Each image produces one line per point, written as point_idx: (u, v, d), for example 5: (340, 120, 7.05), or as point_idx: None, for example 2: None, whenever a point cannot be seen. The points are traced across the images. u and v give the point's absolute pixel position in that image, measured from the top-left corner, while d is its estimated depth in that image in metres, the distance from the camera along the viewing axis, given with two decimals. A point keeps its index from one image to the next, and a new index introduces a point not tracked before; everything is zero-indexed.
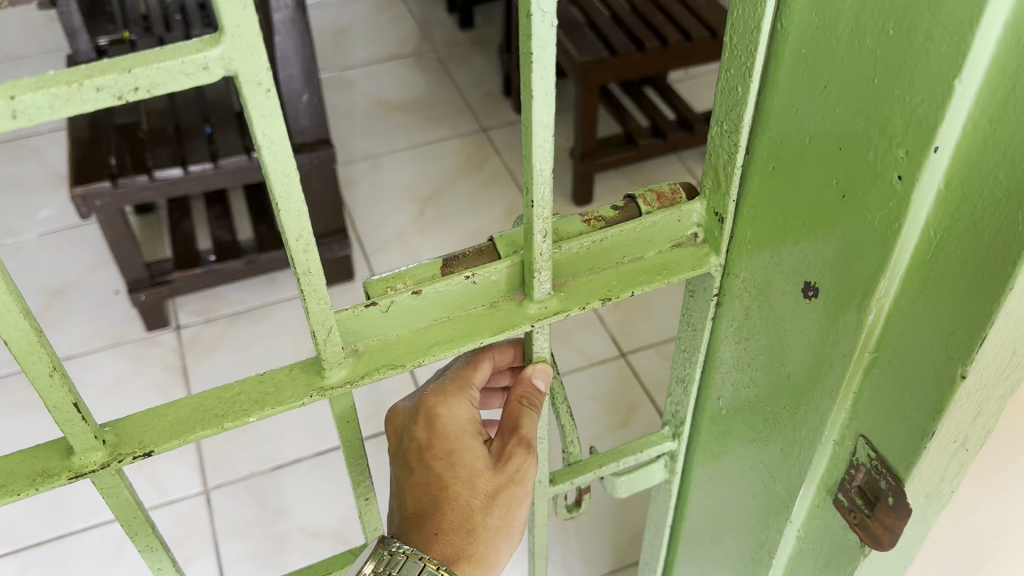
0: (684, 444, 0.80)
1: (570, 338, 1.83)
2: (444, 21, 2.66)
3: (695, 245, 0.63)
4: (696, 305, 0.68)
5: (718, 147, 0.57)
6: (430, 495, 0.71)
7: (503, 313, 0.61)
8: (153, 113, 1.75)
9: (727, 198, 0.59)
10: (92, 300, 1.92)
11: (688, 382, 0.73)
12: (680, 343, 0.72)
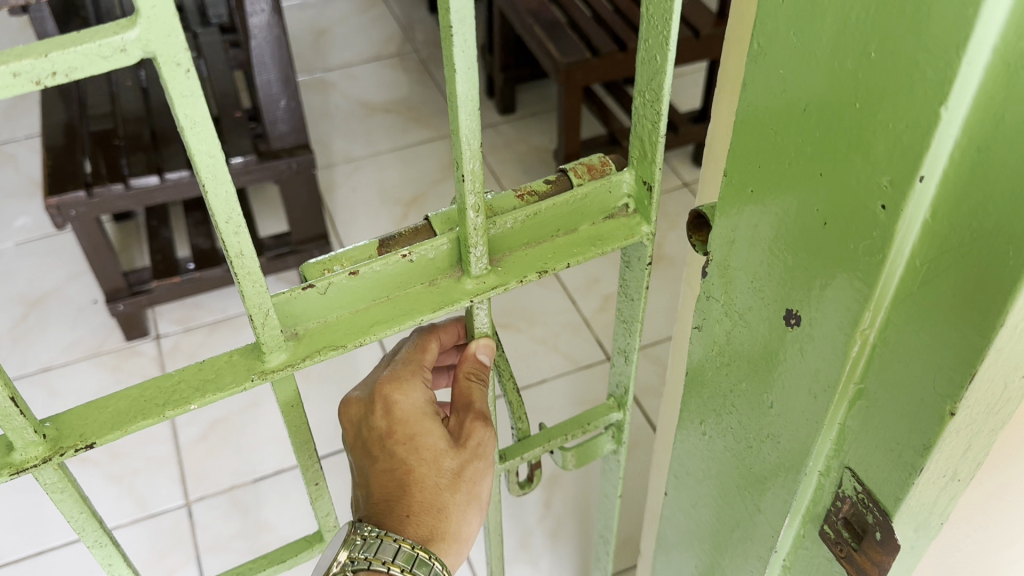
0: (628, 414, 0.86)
1: (557, 343, 1.82)
2: (426, 21, 2.63)
3: (626, 214, 0.68)
4: (634, 274, 0.73)
5: (642, 117, 0.62)
6: (396, 481, 0.71)
7: (442, 289, 0.63)
8: (128, 119, 1.71)
9: (654, 167, 0.64)
10: (71, 310, 1.88)
11: (628, 353, 0.79)
12: (619, 314, 0.77)
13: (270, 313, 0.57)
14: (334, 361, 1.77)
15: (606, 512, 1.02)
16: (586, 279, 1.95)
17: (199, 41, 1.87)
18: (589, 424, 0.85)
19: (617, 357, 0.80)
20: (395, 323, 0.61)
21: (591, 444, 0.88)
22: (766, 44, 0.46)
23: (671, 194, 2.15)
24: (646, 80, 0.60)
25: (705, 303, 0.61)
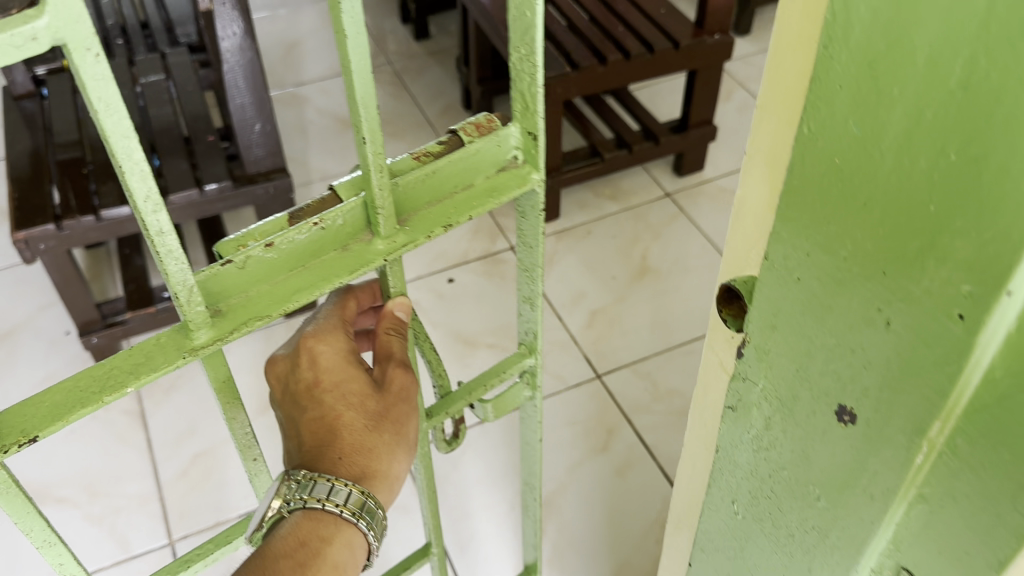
0: (540, 359, 0.87)
1: (545, 361, 1.80)
2: (398, 31, 2.60)
3: (517, 165, 0.71)
4: (529, 221, 0.75)
5: (521, 72, 0.65)
6: (325, 429, 0.72)
7: (354, 254, 0.66)
8: (96, 146, 1.64)
9: (536, 117, 0.67)
10: (42, 343, 1.81)
11: (534, 299, 0.81)
12: (520, 264, 0.80)
13: (194, 291, 0.58)
14: None
15: (532, 470, 1.02)
16: (572, 294, 1.93)
17: (169, 62, 1.81)
18: (504, 373, 0.86)
19: (523, 305, 0.82)
20: (312, 289, 0.64)
21: (511, 395, 0.89)
22: (820, 131, 0.45)
23: (654, 205, 2.13)
24: (519, 37, 0.63)
25: (742, 384, 0.59)
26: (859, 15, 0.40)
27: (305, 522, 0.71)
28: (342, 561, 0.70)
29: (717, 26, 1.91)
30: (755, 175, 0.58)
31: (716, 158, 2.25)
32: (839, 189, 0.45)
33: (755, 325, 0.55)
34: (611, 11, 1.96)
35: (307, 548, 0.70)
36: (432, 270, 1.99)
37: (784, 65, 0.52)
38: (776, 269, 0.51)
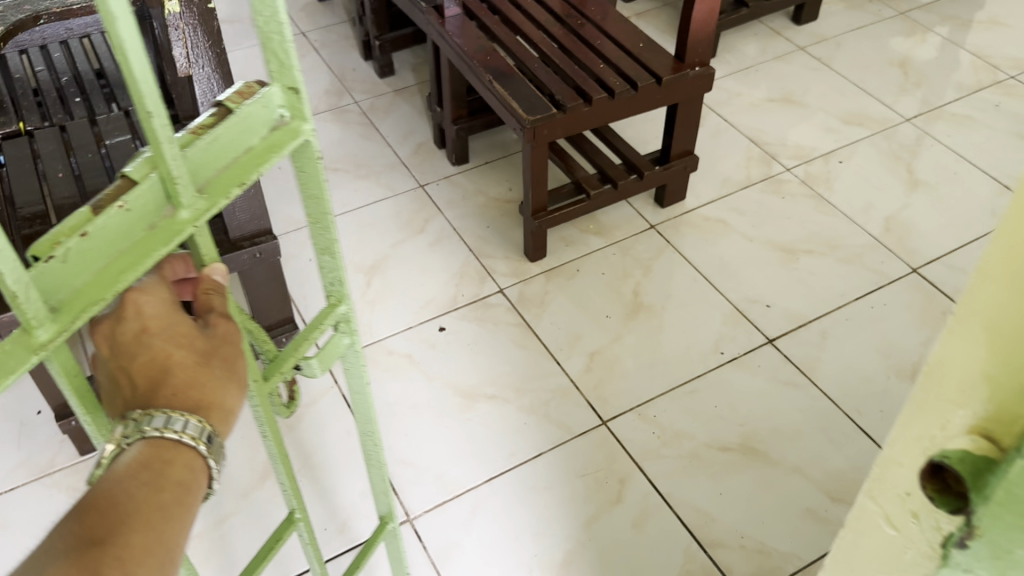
0: (351, 306, 0.90)
1: (547, 411, 1.75)
2: (360, 70, 2.59)
3: (285, 123, 0.72)
4: (308, 172, 0.77)
5: (269, 38, 0.66)
6: (152, 377, 0.68)
7: (164, 230, 0.64)
8: (63, 213, 1.50)
9: (295, 74, 0.68)
10: (13, 425, 1.71)
11: (331, 250, 0.84)
12: (311, 216, 0.81)
13: (30, 286, 0.56)
14: (315, 456, 1.68)
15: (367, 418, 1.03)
16: (567, 336, 1.89)
17: (133, 119, 1.71)
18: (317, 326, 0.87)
19: (322, 258, 0.85)
20: (129, 271, 0.62)
21: (330, 346, 0.90)
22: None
23: (639, 238, 2.11)
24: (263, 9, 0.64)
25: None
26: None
27: (147, 448, 0.65)
28: (185, 481, 0.66)
29: (696, 59, 1.89)
30: (957, 330, 0.40)
31: (696, 187, 2.24)
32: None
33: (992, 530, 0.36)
34: (589, 47, 1.93)
35: (150, 471, 0.64)
36: (420, 319, 1.92)
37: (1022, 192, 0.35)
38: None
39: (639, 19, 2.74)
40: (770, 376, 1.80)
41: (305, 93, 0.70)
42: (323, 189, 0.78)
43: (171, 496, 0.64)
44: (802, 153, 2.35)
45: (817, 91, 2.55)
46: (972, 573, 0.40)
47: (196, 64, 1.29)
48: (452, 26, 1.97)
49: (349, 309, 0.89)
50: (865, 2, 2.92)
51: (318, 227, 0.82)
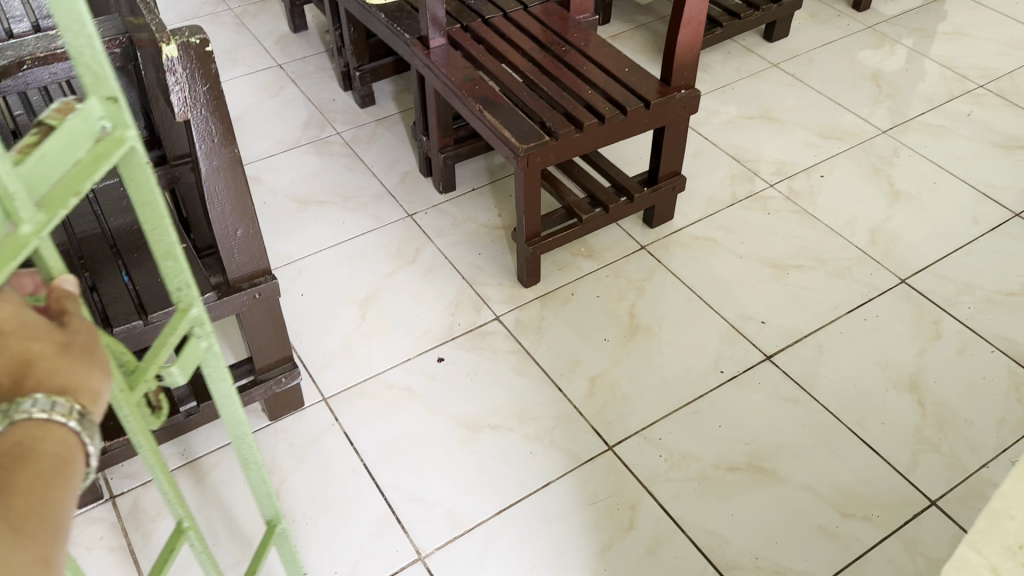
0: (202, 310, 0.88)
1: (553, 438, 1.74)
2: (340, 101, 2.58)
3: (107, 134, 0.71)
4: (137, 180, 0.77)
5: (81, 50, 0.67)
6: (11, 374, 0.64)
7: (11, 247, 0.62)
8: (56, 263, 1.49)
9: (109, 82, 0.69)
10: None
11: (173, 252, 0.82)
12: (145, 225, 0.80)
13: None
14: (321, 496, 1.64)
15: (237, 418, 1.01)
16: (567, 361, 1.88)
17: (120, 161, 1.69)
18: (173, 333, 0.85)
19: (165, 263, 0.83)
20: None
21: (186, 351, 0.89)
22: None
23: (631, 259, 2.12)
24: (68, 21, 0.65)
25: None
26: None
27: (17, 428, 0.61)
28: (61, 455, 0.63)
29: (681, 82, 1.91)
30: None
31: (682, 206, 2.26)
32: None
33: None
34: (576, 73, 1.93)
35: (21, 449, 0.61)
36: (418, 350, 1.90)
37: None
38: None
39: (614, 41, 2.77)
40: (771, 393, 1.81)
41: (123, 100, 0.71)
42: (154, 196, 0.78)
43: (48, 467, 0.61)
44: (783, 168, 2.38)
45: (793, 106, 2.59)
46: None
47: (194, 108, 1.27)
48: (438, 56, 1.97)
49: (202, 313, 0.88)
50: (833, 17, 2.98)
51: (152, 232, 0.81)
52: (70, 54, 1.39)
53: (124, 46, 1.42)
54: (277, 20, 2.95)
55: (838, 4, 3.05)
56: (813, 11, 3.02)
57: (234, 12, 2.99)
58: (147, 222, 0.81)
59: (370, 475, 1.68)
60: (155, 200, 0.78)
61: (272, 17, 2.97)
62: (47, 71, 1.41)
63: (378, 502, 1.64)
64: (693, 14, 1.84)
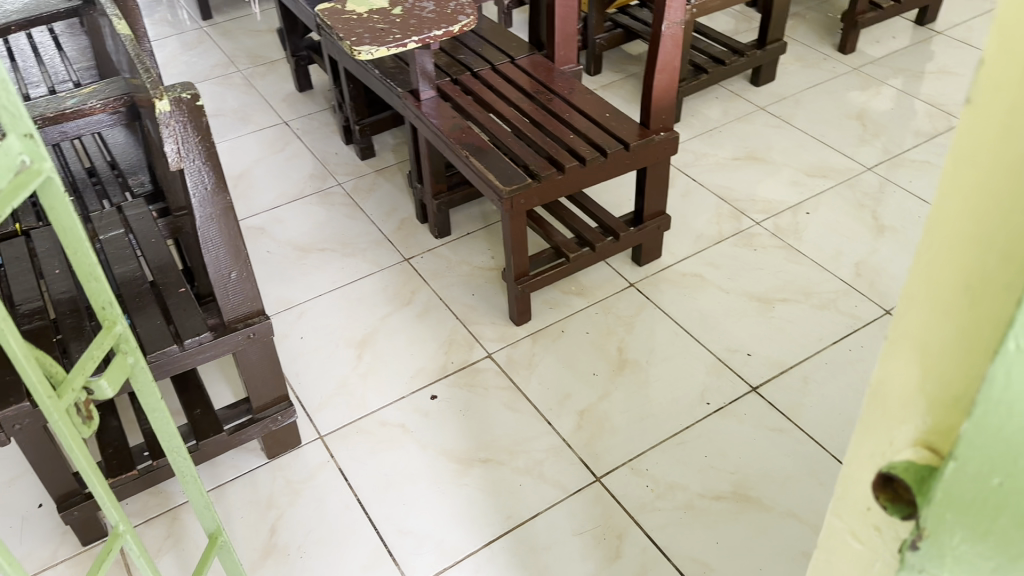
0: (127, 326, 0.85)
1: (542, 471, 1.78)
2: (342, 153, 2.69)
3: (28, 169, 0.70)
4: (59, 213, 0.76)
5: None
6: None
7: None
8: (62, 308, 1.56)
9: (23, 118, 0.68)
10: (13, 520, 1.69)
11: (91, 273, 0.80)
12: (70, 250, 0.78)
13: None
14: (316, 531, 1.69)
15: (167, 431, 0.97)
16: (557, 396, 1.93)
17: (126, 214, 1.79)
18: (99, 348, 0.82)
19: (87, 281, 0.80)
20: None
21: (115, 366, 0.86)
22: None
23: (620, 296, 2.18)
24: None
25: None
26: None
27: None
28: None
29: (660, 125, 1.99)
30: (893, 353, 0.44)
31: (671, 244, 2.33)
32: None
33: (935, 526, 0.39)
34: (558, 119, 2.02)
35: None
36: (412, 389, 1.96)
37: (928, 250, 0.39)
38: (960, 481, 0.37)
39: (606, 90, 2.87)
40: (757, 423, 1.85)
41: (40, 134, 0.69)
42: (75, 225, 0.76)
43: None
44: (770, 206, 2.44)
45: (779, 147, 2.67)
46: None
47: (188, 158, 1.36)
48: (428, 108, 2.07)
49: (127, 329, 0.85)
50: (820, 60, 3.07)
51: (74, 256, 0.79)
52: (77, 114, 1.48)
53: (128, 106, 1.50)
54: (284, 79, 3.09)
55: (825, 47, 3.14)
56: (800, 54, 3.11)
57: (244, 74, 3.14)
58: (68, 247, 0.78)
59: (364, 509, 1.73)
60: (76, 228, 0.76)
61: (280, 76, 3.11)
62: (55, 131, 1.48)
63: (370, 535, 1.68)
64: (668, 60, 1.94)
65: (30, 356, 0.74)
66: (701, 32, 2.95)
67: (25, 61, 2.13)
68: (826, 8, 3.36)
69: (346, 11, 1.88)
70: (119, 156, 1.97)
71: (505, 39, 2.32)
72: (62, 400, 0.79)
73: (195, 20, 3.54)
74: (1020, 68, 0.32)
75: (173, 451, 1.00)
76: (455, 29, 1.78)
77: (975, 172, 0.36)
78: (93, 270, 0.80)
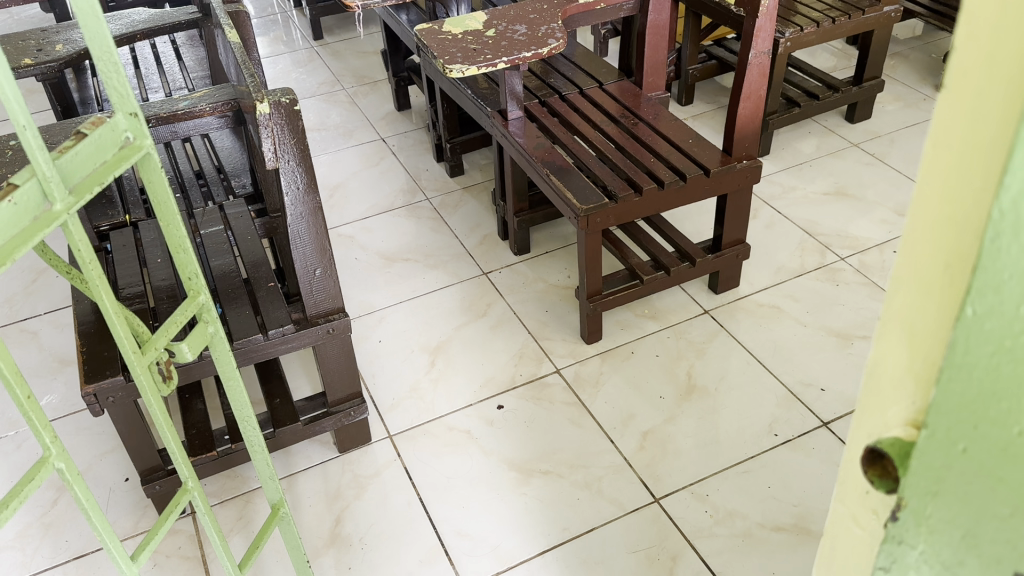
0: (208, 299, 0.98)
1: (601, 487, 1.79)
2: (433, 170, 2.80)
3: (130, 144, 0.84)
4: (156, 189, 0.89)
5: (113, 78, 0.80)
6: None
7: (41, 221, 0.72)
8: (160, 294, 1.66)
9: (131, 100, 0.82)
10: (102, 490, 1.82)
11: (178, 246, 0.93)
12: (163, 222, 0.92)
13: None
14: (378, 525, 1.75)
15: (241, 402, 1.09)
16: (620, 416, 1.94)
17: (227, 213, 1.93)
18: (185, 313, 0.94)
19: (176, 251, 0.93)
20: (26, 245, 0.69)
21: (197, 334, 0.99)
22: (990, 314, 0.37)
23: (694, 322, 2.18)
24: (100, 48, 0.78)
25: (895, 547, 0.47)
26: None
27: None
28: None
29: (743, 153, 2.00)
30: (885, 333, 0.47)
31: (750, 274, 2.31)
32: (1012, 369, 0.38)
33: (909, 495, 0.44)
34: (640, 143, 2.06)
35: None
36: (480, 397, 2.01)
37: (914, 233, 0.43)
38: (933, 447, 0.42)
39: (696, 120, 2.88)
40: (825, 459, 1.81)
41: (142, 113, 0.84)
42: (168, 199, 0.89)
43: None
44: (857, 243, 2.39)
45: (871, 184, 2.61)
46: (906, 543, 0.46)
47: (283, 158, 1.46)
48: (515, 127, 2.14)
49: (208, 300, 0.98)
50: (920, 100, 2.99)
51: (167, 227, 0.92)
52: (188, 115, 1.61)
53: (234, 111, 1.62)
54: (384, 99, 3.24)
55: (926, 88, 3.06)
56: (899, 93, 3.04)
57: (348, 92, 3.31)
58: (161, 220, 0.92)
59: (424, 508, 1.78)
60: (168, 202, 0.89)
61: (381, 96, 3.26)
62: (167, 130, 1.61)
63: (429, 534, 1.72)
64: (753, 89, 1.95)
65: (120, 313, 0.84)
66: (796, 66, 2.93)
67: (148, 69, 2.36)
68: (931, 49, 3.28)
69: (442, 31, 1.96)
70: (225, 160, 2.14)
71: (596, 66, 2.38)
72: (145, 357, 0.88)
73: (307, 40, 3.76)
74: (976, 61, 0.37)
75: (246, 423, 1.12)
76: (544, 51, 1.85)
77: (947, 156, 0.40)
78: (179, 243, 0.93)
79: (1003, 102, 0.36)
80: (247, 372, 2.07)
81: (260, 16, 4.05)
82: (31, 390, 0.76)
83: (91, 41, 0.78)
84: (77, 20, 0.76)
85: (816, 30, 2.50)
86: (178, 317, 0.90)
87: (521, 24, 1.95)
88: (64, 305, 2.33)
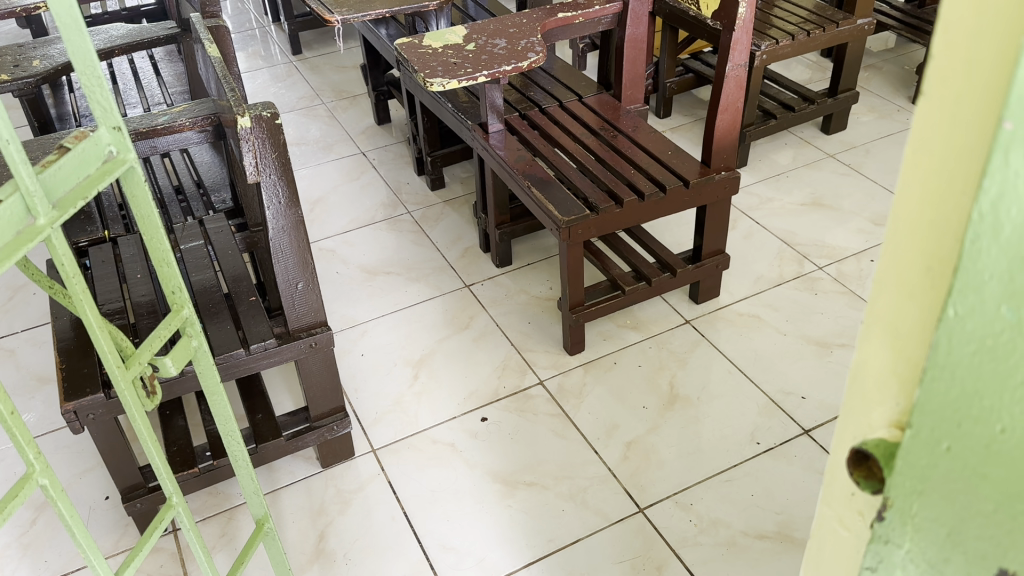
0: (191, 313, 0.97)
1: (585, 498, 1.79)
2: (414, 184, 2.80)
3: (112, 158, 0.84)
4: (140, 203, 0.89)
5: (96, 93, 0.79)
6: None
7: (24, 235, 0.71)
8: (140, 310, 1.64)
9: (113, 114, 0.81)
10: (81, 509, 1.79)
11: (162, 259, 0.92)
12: (148, 236, 0.91)
13: None
14: (364, 539, 1.74)
15: (225, 416, 1.08)
16: (604, 426, 1.95)
17: (207, 228, 1.92)
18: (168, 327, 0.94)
19: (160, 265, 0.92)
20: (9, 258, 0.69)
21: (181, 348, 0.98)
22: (971, 314, 0.39)
23: (675, 332, 2.19)
24: (82, 62, 0.78)
25: (882, 546, 0.48)
26: (1013, 213, 0.36)
27: None
28: None
29: (722, 164, 2.02)
30: (869, 337, 0.48)
31: (731, 285, 2.33)
32: (993, 367, 0.39)
33: (895, 495, 0.45)
34: (619, 155, 2.08)
35: None
36: (463, 410, 2.01)
37: (895, 237, 0.44)
38: (917, 447, 0.43)
39: (674, 132, 2.91)
40: (807, 465, 1.82)
41: (126, 128, 0.84)
42: (151, 213, 0.89)
43: None
44: (834, 252, 2.43)
45: (847, 195, 2.65)
46: (892, 543, 0.47)
47: (264, 172, 1.46)
48: (495, 140, 2.15)
49: (192, 314, 0.98)
50: (893, 111, 3.04)
51: (150, 241, 0.91)
52: (168, 130, 1.60)
53: (214, 125, 1.61)
54: (364, 113, 3.24)
55: (900, 99, 3.11)
56: (874, 105, 3.09)
57: (328, 107, 3.31)
58: (146, 234, 0.91)
59: (409, 522, 1.77)
60: (152, 216, 0.89)
61: (361, 110, 3.26)
62: (146, 144, 1.60)
63: (414, 548, 1.71)
64: (731, 100, 1.97)
65: (103, 328, 0.84)
66: (772, 79, 2.97)
67: (126, 84, 2.34)
68: (903, 61, 3.33)
69: (423, 45, 1.97)
70: (205, 175, 2.14)
71: (575, 79, 2.40)
72: (128, 371, 0.88)
73: (285, 55, 3.75)
74: (953, 68, 0.38)
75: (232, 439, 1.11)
76: (524, 65, 1.86)
77: (927, 160, 0.41)
78: (163, 257, 0.92)
79: (982, 106, 0.37)
80: (228, 388, 2.06)
81: (239, 31, 4.05)
82: (14, 406, 0.76)
83: (74, 55, 0.77)
84: (60, 33, 0.76)
85: (792, 43, 2.54)
86: (162, 330, 0.90)
87: (501, 38, 1.97)
88: (43, 322, 2.31)
